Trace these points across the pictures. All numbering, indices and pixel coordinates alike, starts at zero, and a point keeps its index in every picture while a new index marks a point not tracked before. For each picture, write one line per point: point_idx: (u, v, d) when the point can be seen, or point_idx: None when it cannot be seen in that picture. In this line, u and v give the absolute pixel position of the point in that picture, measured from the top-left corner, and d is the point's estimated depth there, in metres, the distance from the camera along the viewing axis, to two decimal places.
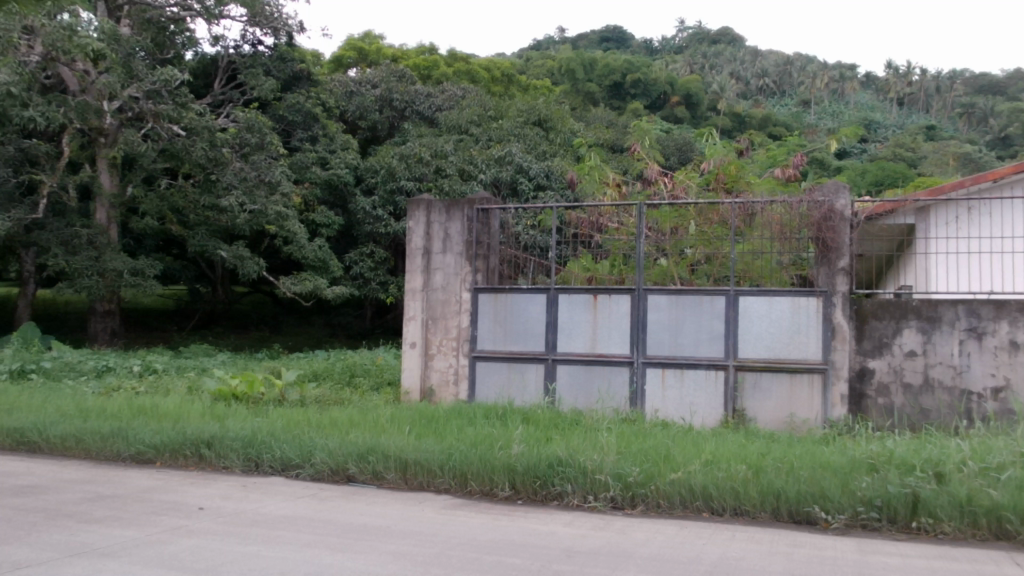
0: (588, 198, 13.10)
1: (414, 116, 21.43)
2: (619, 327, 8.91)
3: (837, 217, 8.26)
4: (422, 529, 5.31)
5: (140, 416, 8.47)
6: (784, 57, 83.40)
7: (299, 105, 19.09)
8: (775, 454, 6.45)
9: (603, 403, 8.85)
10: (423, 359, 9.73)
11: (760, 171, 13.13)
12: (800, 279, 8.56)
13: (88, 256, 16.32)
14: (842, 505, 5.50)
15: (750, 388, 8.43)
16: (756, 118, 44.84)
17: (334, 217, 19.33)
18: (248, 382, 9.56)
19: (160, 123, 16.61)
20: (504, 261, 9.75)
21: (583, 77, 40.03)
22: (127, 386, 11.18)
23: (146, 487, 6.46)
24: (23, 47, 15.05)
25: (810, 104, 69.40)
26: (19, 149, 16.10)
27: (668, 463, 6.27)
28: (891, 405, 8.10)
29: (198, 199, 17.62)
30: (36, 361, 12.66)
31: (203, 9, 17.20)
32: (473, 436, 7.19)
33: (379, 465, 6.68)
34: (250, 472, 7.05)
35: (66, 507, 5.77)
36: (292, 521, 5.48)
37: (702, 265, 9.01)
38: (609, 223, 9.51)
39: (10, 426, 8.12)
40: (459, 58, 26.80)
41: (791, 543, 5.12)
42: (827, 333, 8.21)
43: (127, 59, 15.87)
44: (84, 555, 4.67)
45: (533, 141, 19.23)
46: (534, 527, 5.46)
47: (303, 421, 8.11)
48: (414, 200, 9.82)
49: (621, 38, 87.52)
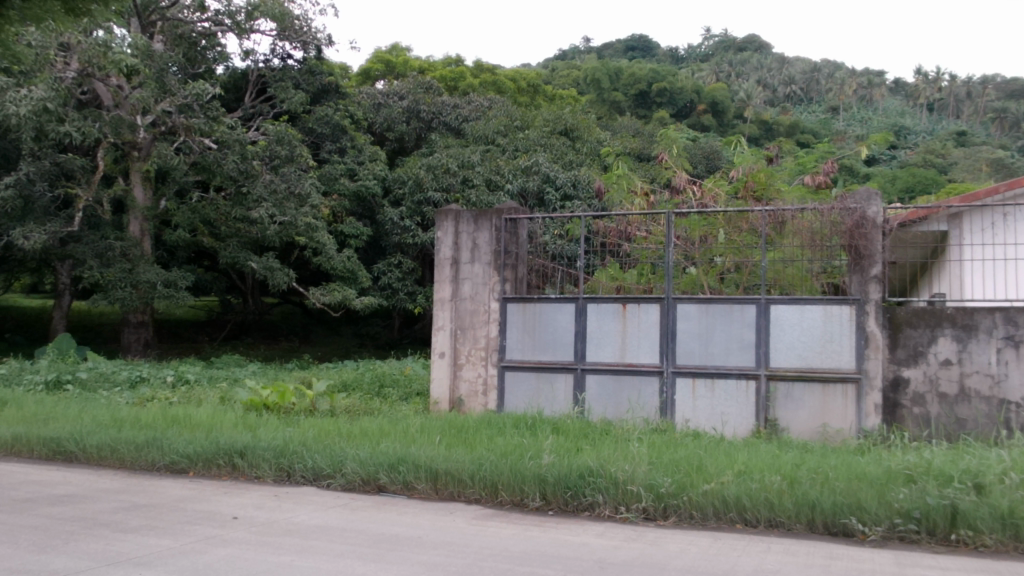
0: (616, 208, 13.01)
1: (441, 127, 21.51)
2: (648, 336, 8.85)
3: (869, 224, 8.14)
4: (453, 540, 5.30)
5: (174, 426, 8.56)
6: (810, 64, 82.49)
7: (328, 117, 19.25)
8: (810, 465, 6.36)
9: (633, 413, 8.79)
10: (452, 369, 9.75)
11: (790, 178, 13.03)
12: (831, 287, 8.51)
13: (122, 269, 16.59)
14: (879, 516, 5.41)
15: (783, 398, 8.33)
16: (783, 126, 44.43)
17: (362, 228, 19.46)
18: (279, 392, 9.63)
19: (192, 137, 16.68)
20: (532, 270, 9.81)
21: (608, 86, 39.58)
22: (160, 396, 11.29)
23: (181, 497, 6.51)
24: (59, 63, 15.43)
25: (839, 111, 68.68)
26: (55, 163, 16.31)
27: (700, 473, 6.22)
28: (927, 415, 7.97)
29: (229, 211, 17.82)
30: (72, 371, 12.87)
31: (234, 24, 17.48)
32: (503, 446, 7.19)
33: (409, 474, 6.69)
34: (282, 482, 7.10)
35: (102, 516, 5.83)
36: (325, 532, 5.49)
37: (731, 274, 9.00)
38: (637, 232, 9.56)
39: (48, 435, 8.23)
40: (485, 69, 26.90)
41: (828, 556, 5.04)
42: (860, 341, 8.10)
43: (160, 74, 16.13)
44: (120, 564, 4.71)
45: (559, 150, 19.27)
46: (566, 538, 5.42)
47: (334, 431, 8.14)
48: (443, 210, 9.88)
49: (646, 47, 87.77)
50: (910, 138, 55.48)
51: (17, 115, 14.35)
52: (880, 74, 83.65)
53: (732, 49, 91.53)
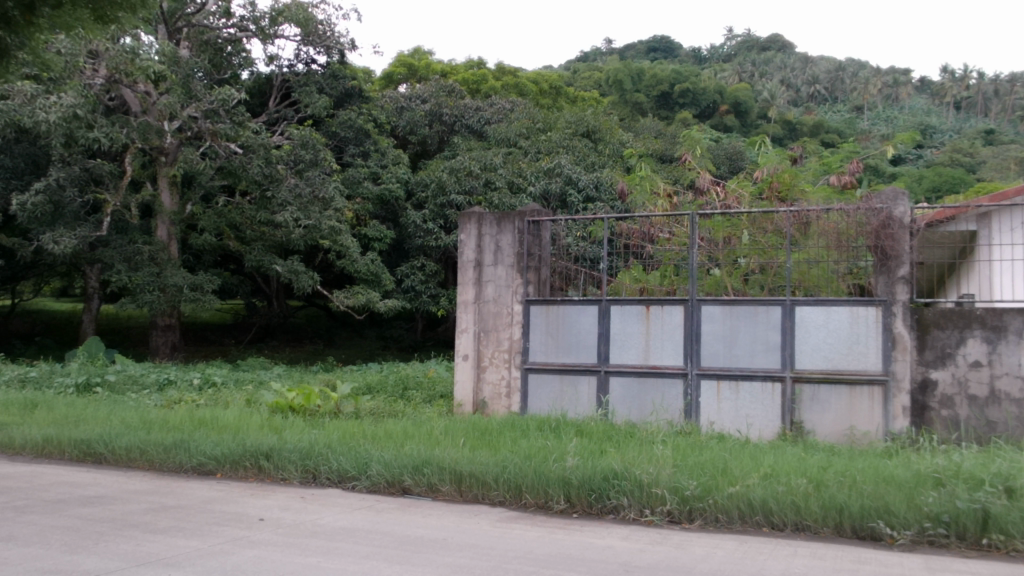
0: (639, 209, 12.95)
1: (463, 130, 21.55)
2: (672, 338, 8.81)
3: (896, 224, 8.08)
4: (479, 542, 5.30)
5: (201, 428, 8.65)
6: (835, 63, 81.76)
7: (352, 121, 19.37)
8: (837, 468, 6.30)
9: (658, 415, 8.76)
10: (476, 372, 9.77)
11: (814, 178, 12.93)
12: (857, 288, 8.45)
13: (149, 272, 16.77)
14: (907, 520, 5.36)
15: (809, 400, 8.27)
16: (807, 126, 44.12)
17: (385, 232, 19.58)
18: (304, 394, 9.70)
19: (218, 142, 16.84)
20: (555, 272, 9.79)
21: (630, 87, 39.59)
22: (187, 398, 11.41)
23: (209, 498, 6.58)
24: (88, 70, 15.63)
25: (864, 110, 68.03)
26: (84, 168, 16.41)
27: (725, 476, 6.18)
28: (957, 417, 7.87)
29: (254, 215, 17.98)
30: (101, 374, 13.03)
31: (259, 30, 17.70)
32: (528, 448, 7.19)
33: (434, 477, 6.70)
34: (308, 484, 7.15)
35: (132, 517, 5.91)
36: (351, 533, 5.52)
37: (756, 275, 8.90)
38: (660, 234, 9.56)
39: (78, 437, 8.34)
40: (507, 72, 26.91)
41: (855, 560, 4.99)
42: (887, 343, 8.02)
43: (186, 81, 16.31)
44: (150, 565, 4.77)
45: (582, 152, 19.27)
46: (590, 540, 5.41)
47: (359, 433, 8.18)
48: (466, 213, 9.91)
49: (668, 48, 87.56)
50: (936, 137, 54.82)
51: (47, 122, 14.55)
52: (906, 72, 82.80)
53: (755, 49, 90.99)
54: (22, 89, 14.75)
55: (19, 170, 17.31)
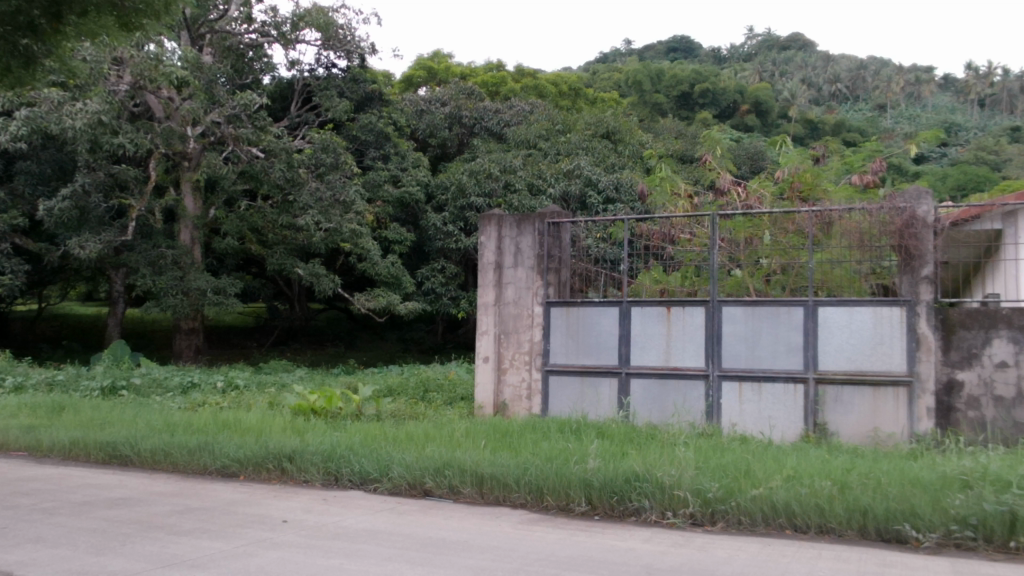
0: (659, 210, 12.88)
1: (483, 132, 21.58)
2: (693, 339, 8.77)
3: (919, 223, 8.00)
4: (500, 544, 5.31)
5: (225, 430, 8.72)
6: (857, 61, 81.04)
7: (372, 125, 19.43)
8: (861, 470, 6.25)
9: (679, 417, 8.72)
10: (496, 374, 9.77)
11: (837, 177, 12.81)
12: (880, 288, 8.35)
13: (173, 276, 16.94)
14: (933, 522, 5.30)
15: (832, 402, 8.20)
16: (829, 125, 43.75)
17: (405, 234, 19.66)
18: (326, 397, 9.77)
19: (240, 146, 16.97)
20: (575, 274, 9.75)
21: (650, 88, 39.57)
22: (211, 401, 11.52)
23: (233, 500, 6.63)
24: (112, 77, 15.81)
25: (887, 109, 67.41)
26: (109, 174, 16.65)
27: (748, 478, 6.15)
28: (983, 419, 7.77)
29: (276, 219, 18.11)
30: (127, 377, 13.18)
31: (280, 35, 17.82)
32: (549, 451, 7.19)
33: (455, 479, 6.72)
34: (331, 486, 7.18)
35: (157, 519, 5.97)
36: (373, 535, 5.55)
37: (778, 276, 8.89)
38: (681, 234, 9.51)
39: (104, 440, 8.44)
40: (526, 74, 26.88)
41: (880, 562, 4.94)
42: (911, 344, 7.93)
43: (209, 86, 16.69)
44: (175, 566, 4.81)
45: (601, 153, 19.23)
46: (612, 543, 5.40)
47: (380, 435, 8.21)
48: (486, 215, 9.92)
49: (688, 49, 87.27)
50: (960, 134, 54.15)
51: (73, 128, 14.73)
52: (929, 70, 81.96)
53: (775, 49, 90.42)
54: (48, 97, 14.92)
55: (45, 176, 17.55)
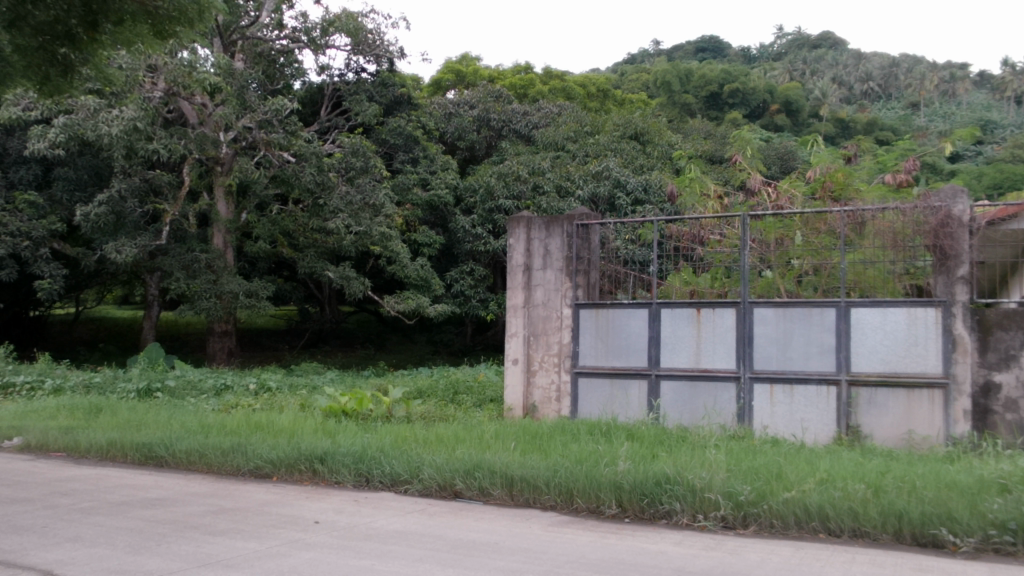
0: (689, 211, 12.82)
1: (512, 135, 21.65)
2: (724, 341, 8.72)
3: (955, 223, 7.89)
4: (530, 546, 5.32)
5: (258, 432, 8.82)
6: (890, 58, 79.93)
7: (402, 129, 19.61)
8: (896, 473, 6.18)
9: (710, 419, 8.66)
10: (526, 376, 9.81)
11: (869, 176, 12.67)
12: (914, 289, 8.25)
13: (207, 280, 17.17)
14: (971, 527, 5.21)
15: (866, 403, 8.09)
16: (861, 125, 43.23)
17: (435, 237, 19.74)
18: (357, 399, 9.84)
19: (272, 152, 17.23)
20: (604, 276, 9.73)
21: (678, 89, 39.46)
22: (243, 403, 11.67)
23: (267, 501, 6.71)
24: (147, 84, 16.06)
25: (920, 107, 66.44)
26: (144, 179, 16.92)
27: (780, 481, 6.09)
28: (1022, 421, 7.64)
29: (307, 222, 18.31)
30: (162, 379, 13.39)
31: (310, 40, 18.05)
32: (579, 453, 7.18)
33: (485, 480, 6.74)
34: (362, 487, 7.22)
35: (192, 519, 6.06)
36: (404, 537, 5.58)
37: (809, 277, 8.71)
38: (710, 236, 9.43)
39: (140, 441, 8.58)
40: (553, 75, 26.87)
41: (916, 567, 4.87)
42: (947, 345, 7.80)
43: (240, 92, 16.42)
44: (210, 566, 4.88)
45: (630, 154, 19.18)
46: (643, 546, 5.38)
47: (410, 437, 8.26)
48: (515, 217, 9.97)
49: (717, 48, 86.72)
50: (996, 132, 53.18)
51: (109, 135, 15.00)
52: (964, 67, 80.57)
53: (806, 47, 89.54)
54: (85, 104, 15.20)
55: (82, 182, 17.90)
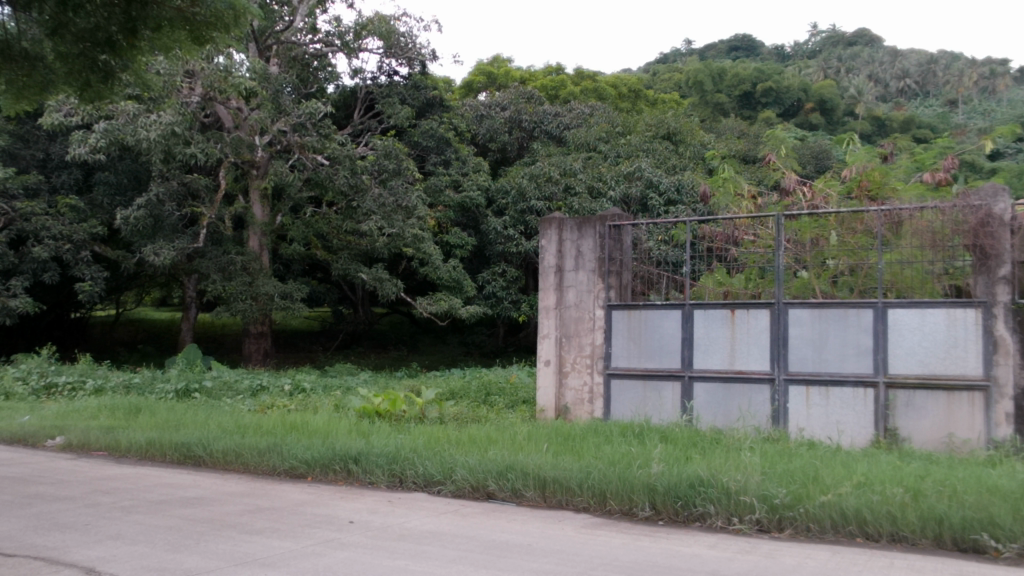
0: (722, 211, 12.72)
1: (543, 135, 21.67)
2: (758, 342, 8.64)
3: (995, 222, 7.75)
4: (563, 548, 5.31)
5: (292, 432, 8.91)
6: (927, 55, 78.54)
7: (434, 131, 19.73)
8: (936, 476, 6.08)
9: (745, 421, 8.59)
10: (558, 377, 9.80)
11: (906, 176, 12.46)
12: (954, 289, 8.11)
13: (242, 282, 17.40)
14: (1015, 533, 5.10)
15: (903, 406, 7.96)
16: (897, 123, 42.52)
17: (466, 239, 19.80)
18: (391, 400, 9.89)
19: (306, 154, 17.38)
20: (637, 276, 9.66)
21: (711, 88, 39.20)
22: (278, 403, 11.80)
23: (302, 501, 6.78)
24: (186, 89, 16.33)
25: (958, 104, 65.22)
26: (182, 183, 17.21)
27: (816, 485, 6.02)
28: None
29: (340, 224, 18.48)
30: (199, 380, 13.59)
31: (343, 44, 18.19)
32: (611, 455, 7.18)
33: (518, 482, 6.75)
34: (395, 488, 7.27)
35: (230, 518, 6.14)
36: (438, 537, 5.60)
37: (845, 277, 8.65)
38: (745, 236, 9.49)
39: (178, 441, 8.71)
40: (585, 76, 26.81)
41: (957, 573, 4.79)
42: (988, 347, 7.66)
43: (275, 96, 16.66)
44: (247, 564, 4.94)
45: (662, 155, 19.08)
46: (677, 548, 5.35)
47: (443, 438, 8.30)
48: (547, 218, 9.95)
49: (750, 47, 85.91)
50: None
51: (148, 140, 15.26)
52: (1004, 63, 78.87)
53: (841, 45, 88.39)
54: (125, 109, 15.46)
55: (122, 187, 18.26)
